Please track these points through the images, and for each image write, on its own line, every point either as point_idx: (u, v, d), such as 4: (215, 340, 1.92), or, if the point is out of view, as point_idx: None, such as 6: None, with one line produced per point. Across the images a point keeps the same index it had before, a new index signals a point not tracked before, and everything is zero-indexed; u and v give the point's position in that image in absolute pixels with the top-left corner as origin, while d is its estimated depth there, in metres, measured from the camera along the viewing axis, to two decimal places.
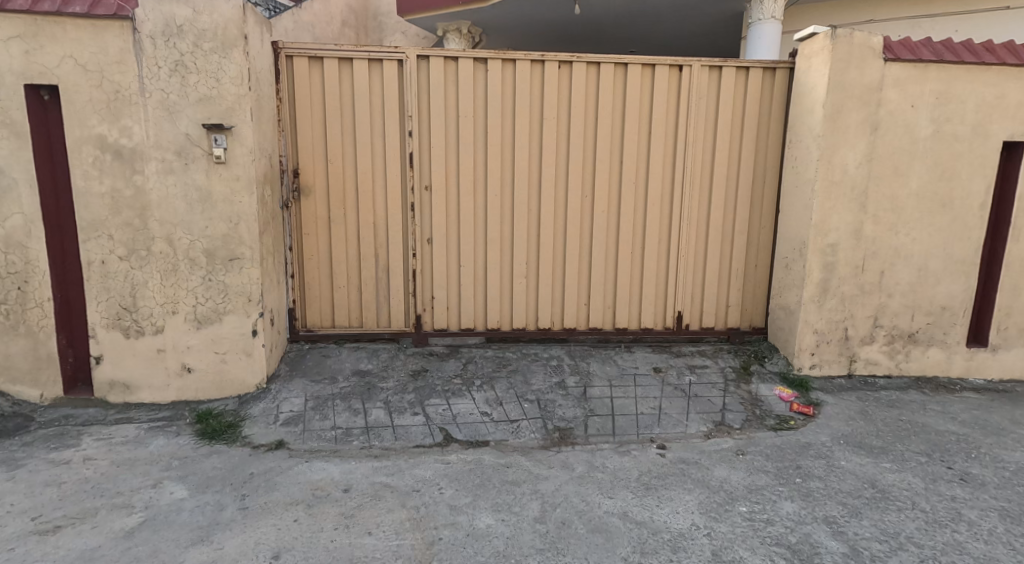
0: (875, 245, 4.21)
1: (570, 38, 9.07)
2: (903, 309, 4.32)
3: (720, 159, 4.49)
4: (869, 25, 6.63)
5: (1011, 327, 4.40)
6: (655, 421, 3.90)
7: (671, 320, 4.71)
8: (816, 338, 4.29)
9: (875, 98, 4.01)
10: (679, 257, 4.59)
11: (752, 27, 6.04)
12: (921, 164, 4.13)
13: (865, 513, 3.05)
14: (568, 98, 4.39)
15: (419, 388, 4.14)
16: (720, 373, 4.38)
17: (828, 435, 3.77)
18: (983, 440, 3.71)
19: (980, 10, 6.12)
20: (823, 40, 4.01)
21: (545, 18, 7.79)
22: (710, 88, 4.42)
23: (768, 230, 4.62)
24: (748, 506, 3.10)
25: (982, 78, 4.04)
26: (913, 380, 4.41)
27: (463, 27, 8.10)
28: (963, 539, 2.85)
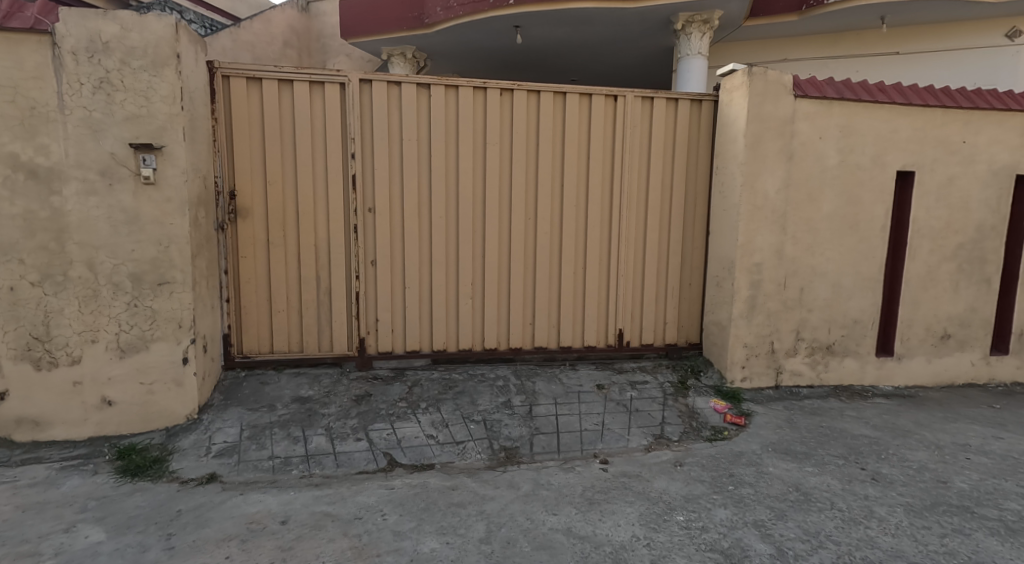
0: (794, 264, 4.55)
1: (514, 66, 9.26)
2: (821, 323, 4.69)
3: (655, 182, 4.72)
4: (781, 65, 7.14)
5: (912, 337, 4.87)
6: (598, 437, 4.03)
7: (613, 337, 4.87)
8: (746, 352, 4.57)
9: (789, 130, 4.38)
10: (619, 279, 4.77)
11: (681, 63, 6.44)
12: (830, 191, 4.52)
13: (790, 515, 3.28)
14: (510, 124, 4.51)
15: (363, 412, 4.08)
16: (659, 388, 4.57)
17: (758, 443, 4.03)
18: (891, 442, 4.08)
19: (874, 53, 6.88)
20: (740, 77, 4.36)
21: (488, 46, 7.94)
22: (644, 117, 4.67)
23: (700, 249, 4.89)
24: (685, 515, 3.27)
25: (878, 115, 4.49)
26: (831, 389, 4.78)
27: (407, 52, 8.09)
28: (872, 534, 3.13)
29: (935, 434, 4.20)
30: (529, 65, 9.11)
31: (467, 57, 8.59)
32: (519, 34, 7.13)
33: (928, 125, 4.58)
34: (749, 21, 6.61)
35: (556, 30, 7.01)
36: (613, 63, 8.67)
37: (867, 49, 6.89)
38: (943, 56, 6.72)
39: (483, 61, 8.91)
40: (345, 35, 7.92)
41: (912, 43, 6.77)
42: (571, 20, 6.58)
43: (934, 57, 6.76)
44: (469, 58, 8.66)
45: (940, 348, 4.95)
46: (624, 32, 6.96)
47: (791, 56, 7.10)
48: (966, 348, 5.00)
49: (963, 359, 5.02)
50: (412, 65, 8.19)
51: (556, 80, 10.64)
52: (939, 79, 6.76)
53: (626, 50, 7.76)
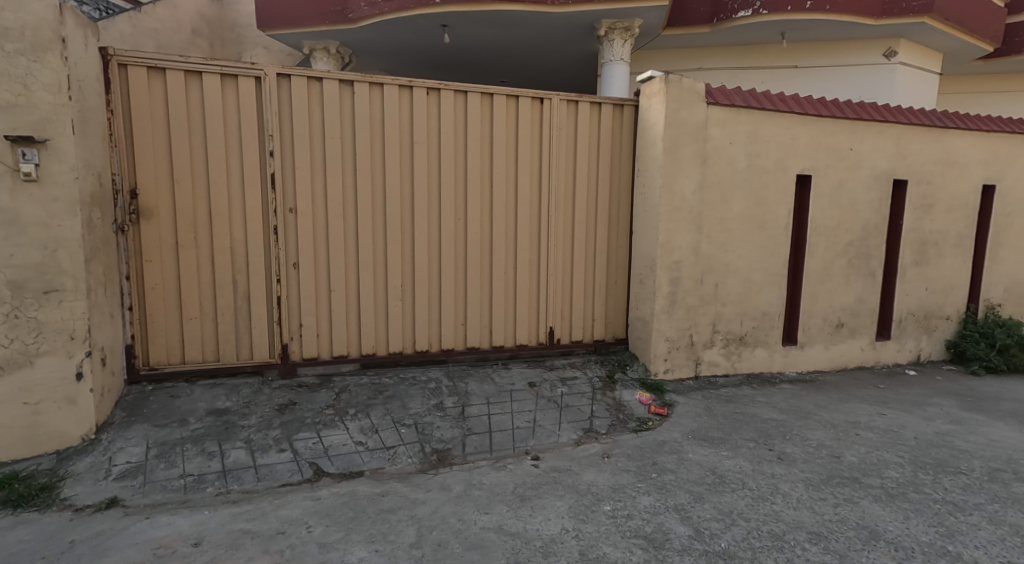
0: (709, 262, 4.84)
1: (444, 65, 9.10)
2: (734, 316, 5.01)
3: (581, 183, 4.84)
4: (696, 72, 7.78)
5: (812, 327, 5.32)
6: (530, 434, 4.08)
7: (544, 336, 4.94)
8: (668, 346, 4.81)
9: (702, 135, 4.64)
10: (549, 278, 4.85)
11: (605, 68, 6.66)
12: (740, 193, 4.84)
13: (707, 497, 3.48)
14: (437, 126, 4.46)
15: (287, 422, 3.87)
16: (589, 383, 4.69)
17: (679, 432, 4.25)
18: (795, 424, 4.44)
19: (777, 65, 7.58)
20: (658, 84, 4.56)
21: (412, 44, 7.77)
22: (569, 119, 4.77)
23: (624, 248, 5.07)
24: (612, 505, 3.38)
25: (779, 124, 4.86)
26: (744, 377, 5.12)
27: (332, 47, 7.71)
28: (778, 509, 3.38)
29: (832, 415, 4.61)
30: (459, 65, 9.00)
31: (397, 54, 8.34)
32: (447, 33, 7.05)
33: (821, 134, 5.02)
34: (668, 30, 7.20)
35: (485, 31, 7.00)
36: (534, 67, 8.78)
37: (771, 62, 7.59)
38: (836, 71, 7.45)
39: (413, 59, 8.68)
40: (263, 27, 7.47)
41: (809, 57, 7.49)
42: (498, 22, 6.60)
43: (829, 72, 7.49)
44: (400, 56, 8.42)
45: (835, 336, 5.43)
46: (552, 36, 7.05)
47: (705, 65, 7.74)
48: (856, 335, 5.53)
49: (854, 345, 5.54)
50: (338, 61, 7.82)
51: (488, 81, 10.54)
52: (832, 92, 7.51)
53: (555, 54, 7.87)
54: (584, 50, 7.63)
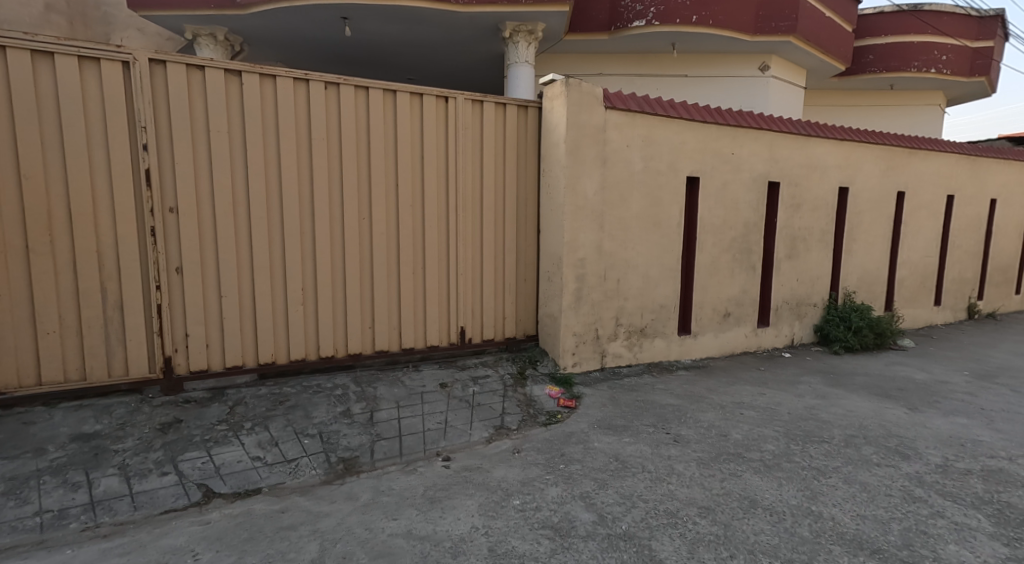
0: (611, 258, 5.05)
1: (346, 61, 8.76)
2: (636, 310, 5.28)
3: (488, 183, 4.87)
4: (597, 78, 8.34)
5: (703, 317, 5.73)
6: (441, 435, 4.00)
7: (455, 336, 4.92)
8: (575, 340, 4.98)
9: (602, 137, 4.84)
10: (459, 277, 4.83)
11: (511, 71, 6.79)
12: (638, 193, 5.10)
13: (611, 483, 3.52)
14: (317, 113, 4.20)
15: (170, 443, 3.53)
16: (500, 380, 4.73)
17: (586, 423, 4.31)
18: (689, 408, 4.68)
19: (669, 74, 8.40)
20: (559, 87, 4.68)
21: (312, 37, 7.43)
22: (474, 118, 4.77)
23: (532, 246, 5.16)
24: (521, 499, 3.34)
25: (671, 129, 5.18)
26: (645, 366, 5.42)
27: (218, 34, 7.17)
28: (672, 487, 3.48)
29: (721, 397, 4.93)
30: (362, 62, 8.70)
31: (292, 46, 7.90)
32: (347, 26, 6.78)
33: (706, 138, 5.41)
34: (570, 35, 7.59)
35: (388, 27, 6.83)
36: (437, 66, 8.71)
37: (663, 70, 8.39)
38: (716, 80, 8.47)
39: (312, 53, 8.25)
40: (135, 9, 6.72)
41: (696, 67, 8.42)
42: (402, 18, 6.47)
43: (712, 81, 8.48)
44: (298, 48, 7.99)
45: (723, 324, 5.89)
46: (458, 35, 7.01)
47: (605, 71, 8.32)
48: (742, 323, 6.03)
49: (739, 332, 6.03)
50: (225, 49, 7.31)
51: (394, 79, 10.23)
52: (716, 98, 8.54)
53: (463, 54, 7.83)
54: (485, 51, 7.69)
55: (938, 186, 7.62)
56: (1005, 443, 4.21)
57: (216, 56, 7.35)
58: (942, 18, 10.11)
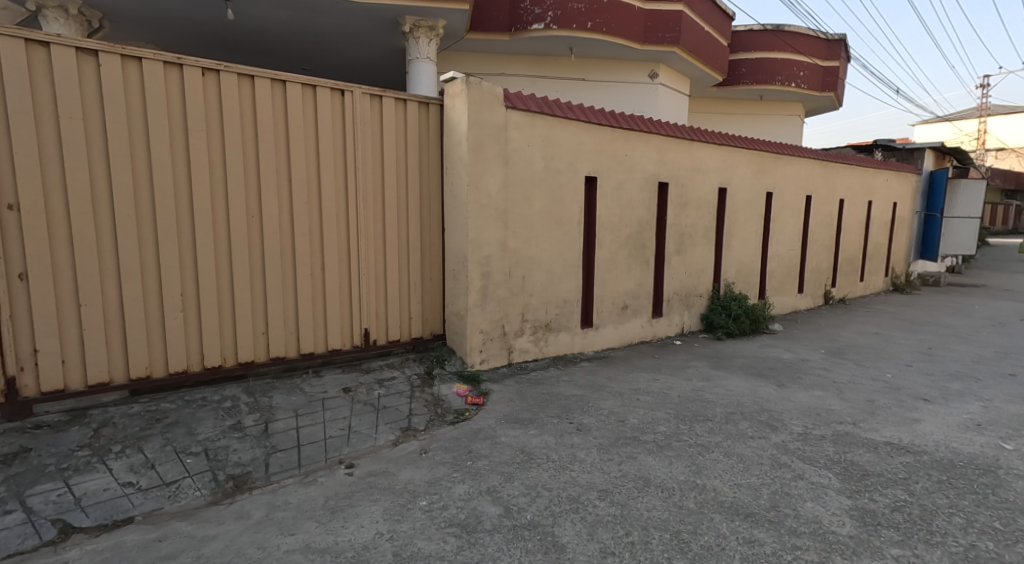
0: (515, 256, 5.20)
1: (232, 49, 8.36)
2: (541, 305, 5.47)
3: (389, 183, 4.87)
4: (500, 77, 8.47)
5: (604, 310, 6.02)
6: (345, 442, 3.96)
7: (359, 338, 4.88)
8: (482, 337, 5.08)
9: (503, 136, 4.97)
10: (361, 278, 4.81)
11: (412, 66, 6.82)
12: (540, 192, 5.28)
13: (517, 475, 3.65)
14: (178, 97, 3.96)
15: (15, 476, 3.25)
16: (406, 382, 4.75)
17: (494, 418, 4.43)
18: (592, 396, 4.92)
19: (568, 77, 8.72)
20: (460, 85, 4.77)
21: (194, 19, 7.05)
22: (373, 114, 4.75)
23: (437, 244, 5.22)
24: (427, 499, 3.39)
25: (569, 130, 5.40)
26: (551, 359, 5.62)
27: (69, 7, 6.34)
28: (574, 475, 3.66)
29: (620, 385, 5.21)
30: (249, 51, 8.35)
31: (167, 27, 7.42)
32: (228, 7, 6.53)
33: (603, 140, 5.68)
34: (472, 33, 7.65)
35: (277, 12, 6.62)
36: (337, 60, 8.52)
37: (563, 74, 8.69)
38: (611, 85, 8.91)
39: (194, 38, 7.83)
40: None
41: (593, 71, 8.80)
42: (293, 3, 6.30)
43: (607, 86, 8.91)
44: (174, 30, 7.54)
45: (622, 316, 6.21)
46: (352, 26, 6.91)
47: (507, 71, 8.48)
48: (639, 314, 6.39)
49: (637, 323, 6.38)
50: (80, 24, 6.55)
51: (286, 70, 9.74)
52: (611, 102, 8.98)
53: (357, 45, 7.72)
54: (388, 44, 7.61)
55: (800, 186, 8.43)
56: (852, 410, 4.76)
57: (65, 31, 6.49)
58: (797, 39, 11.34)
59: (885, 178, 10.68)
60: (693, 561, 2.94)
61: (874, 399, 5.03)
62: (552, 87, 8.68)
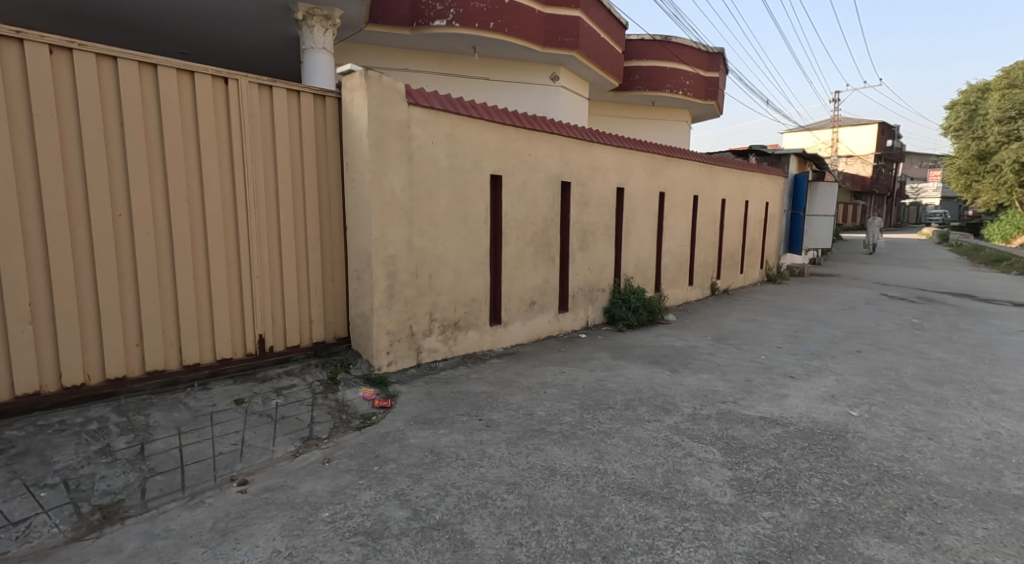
0: (422, 255, 5.15)
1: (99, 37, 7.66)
2: (449, 304, 5.45)
3: (282, 179, 4.64)
4: (402, 73, 8.31)
5: (512, 307, 6.08)
6: (237, 458, 3.71)
7: (253, 345, 4.63)
8: (389, 338, 4.99)
9: (406, 133, 4.91)
10: (254, 281, 4.55)
11: (307, 56, 6.57)
12: (445, 190, 5.26)
13: (426, 476, 3.61)
14: (20, 80, 3.52)
15: None
16: (307, 389, 4.57)
17: (402, 421, 4.35)
18: (501, 392, 4.96)
19: (471, 76, 8.76)
20: (358, 78, 4.67)
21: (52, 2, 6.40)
22: (262, 106, 4.51)
23: (338, 244, 5.07)
24: (330, 510, 3.27)
25: (473, 128, 5.41)
26: (461, 358, 5.61)
27: None
28: (483, 470, 3.67)
29: (528, 379, 5.28)
30: (120, 39, 7.69)
31: (17, 9, 6.66)
32: None
33: (507, 140, 5.74)
34: (370, 25, 7.46)
35: None
36: (226, 48, 8.03)
37: (465, 72, 8.71)
38: (513, 86, 9.04)
39: (52, 24, 7.11)
40: None
41: (496, 72, 8.89)
42: None
43: (509, 86, 9.03)
44: (26, 14, 6.79)
45: (530, 312, 6.31)
46: (237, 10, 6.52)
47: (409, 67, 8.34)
48: (545, 310, 6.50)
49: (544, 319, 6.50)
50: None
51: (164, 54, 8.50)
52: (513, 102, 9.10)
53: (244, 32, 7.30)
54: (284, 31, 7.28)
55: (688, 187, 8.92)
56: (733, 390, 5.11)
57: None
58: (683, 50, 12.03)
59: (760, 179, 11.55)
60: (594, 542, 3.03)
61: (751, 378, 5.42)
62: (454, 85, 8.65)
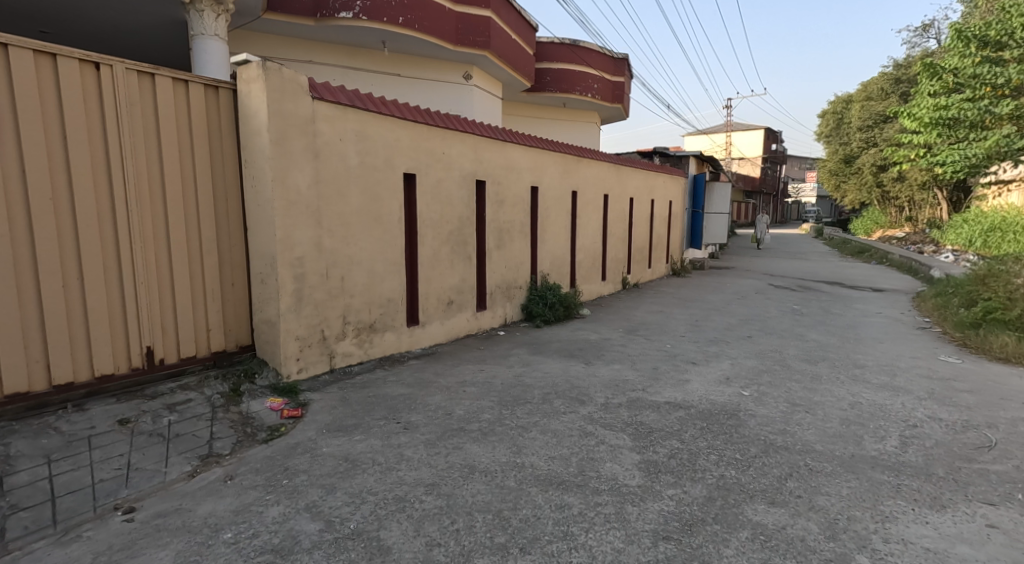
0: (333, 255, 4.95)
1: None
2: (363, 306, 5.27)
3: (170, 176, 4.27)
4: (307, 65, 7.99)
5: (429, 307, 5.98)
6: (121, 484, 3.39)
7: (140, 358, 4.20)
8: (298, 344, 4.77)
9: (311, 129, 4.70)
10: (139, 288, 4.14)
11: (197, 42, 6.18)
12: (356, 188, 5.08)
13: (340, 485, 3.46)
14: None
15: None
16: (206, 403, 4.23)
17: (313, 429, 4.16)
18: (420, 393, 4.85)
19: (380, 71, 8.53)
20: (256, 69, 4.41)
21: None
22: (144, 96, 4.11)
23: (238, 246, 4.74)
24: (232, 530, 3.07)
25: (383, 125, 5.26)
26: (377, 361, 5.45)
27: None
28: (401, 474, 3.57)
29: (448, 379, 5.20)
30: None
31: None
32: None
33: (420, 138, 5.62)
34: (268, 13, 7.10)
35: None
36: (109, 32, 7.40)
37: (375, 67, 8.47)
38: (423, 83, 8.90)
39: None
40: None
41: (405, 68, 8.71)
42: None
43: (420, 83, 8.87)
44: None
45: (448, 311, 6.23)
46: None
47: (314, 59, 8.01)
48: (463, 308, 6.44)
49: (462, 317, 6.43)
50: None
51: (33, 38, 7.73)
52: (422, 98, 8.95)
53: (125, 14, 6.76)
54: (176, 14, 6.77)
55: (599, 186, 9.12)
56: (641, 377, 5.26)
57: None
58: (591, 56, 12.35)
59: (664, 179, 12.03)
60: (512, 535, 3.01)
61: (657, 365, 5.62)
62: (363, 79, 8.40)
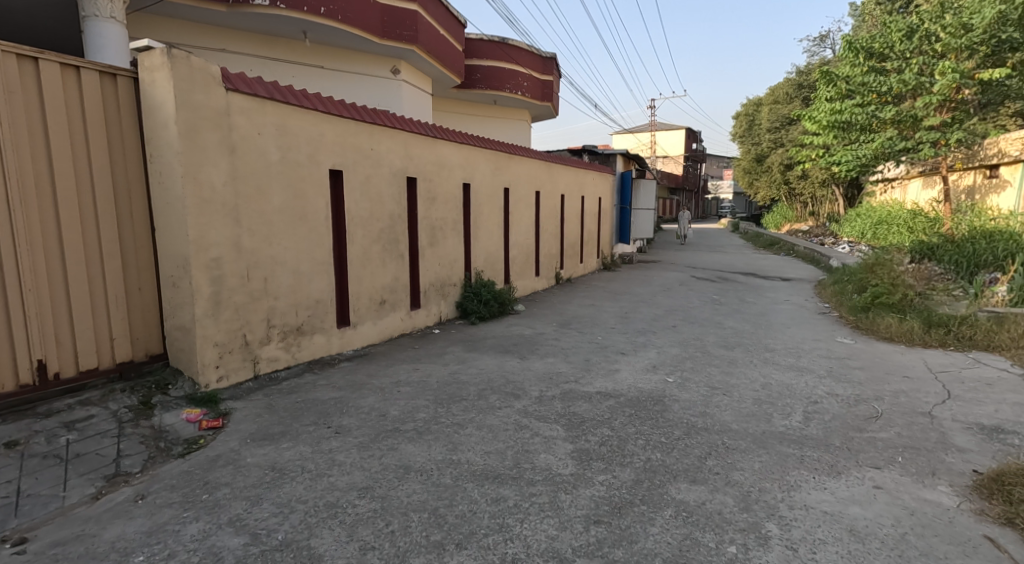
0: (253, 255, 4.69)
1: None
2: (288, 308, 5.03)
3: (61, 172, 3.91)
4: (220, 54, 7.58)
5: (361, 307, 5.78)
6: (10, 513, 3.07)
7: (31, 373, 3.82)
8: (218, 351, 4.49)
9: (225, 122, 4.42)
10: (26, 295, 3.78)
11: (94, 26, 5.73)
12: (277, 184, 4.83)
13: (266, 496, 3.26)
14: None
15: None
16: (112, 418, 3.90)
17: (236, 440, 3.92)
18: (352, 396, 4.67)
19: (301, 62, 8.19)
20: (160, 56, 4.10)
21: None
22: (27, 82, 3.75)
23: (145, 248, 4.41)
24: (145, 553, 2.84)
25: (306, 119, 5.02)
26: (306, 365, 5.22)
27: None
28: (332, 480, 3.41)
29: (381, 380, 5.04)
30: None
31: None
32: None
33: (345, 132, 5.41)
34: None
35: None
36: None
37: (296, 58, 8.13)
38: (348, 76, 8.62)
39: None
40: None
41: (329, 60, 8.41)
42: None
43: (344, 76, 8.59)
44: None
45: (380, 311, 6.04)
46: None
47: (229, 47, 7.61)
48: (396, 307, 6.27)
49: (395, 317, 6.26)
50: None
51: None
52: (348, 92, 8.65)
53: None
54: None
55: (531, 182, 9.12)
56: (574, 370, 5.27)
57: None
58: (520, 53, 12.32)
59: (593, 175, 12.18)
60: (449, 533, 2.93)
61: (588, 357, 5.66)
62: (283, 70, 8.05)
